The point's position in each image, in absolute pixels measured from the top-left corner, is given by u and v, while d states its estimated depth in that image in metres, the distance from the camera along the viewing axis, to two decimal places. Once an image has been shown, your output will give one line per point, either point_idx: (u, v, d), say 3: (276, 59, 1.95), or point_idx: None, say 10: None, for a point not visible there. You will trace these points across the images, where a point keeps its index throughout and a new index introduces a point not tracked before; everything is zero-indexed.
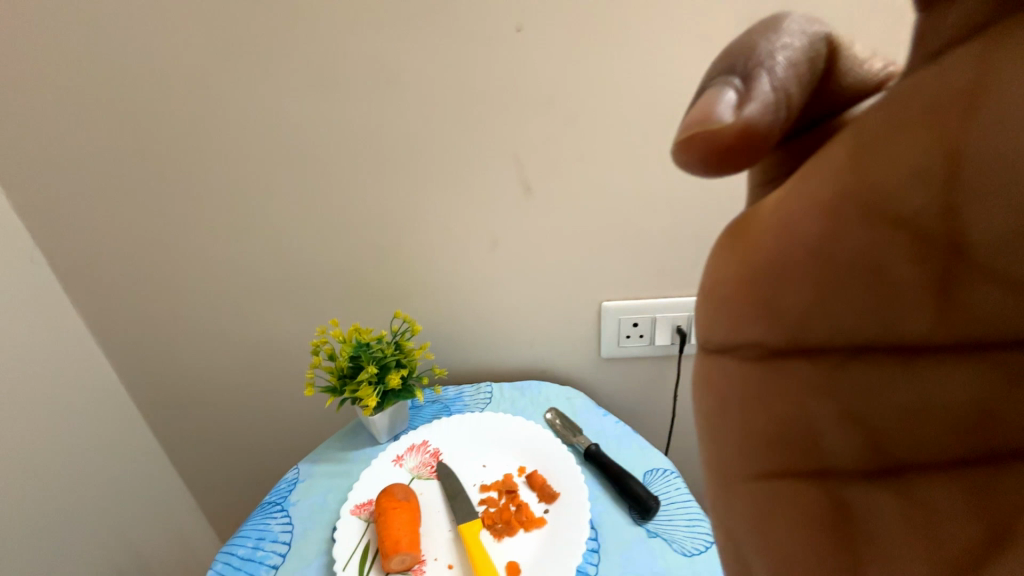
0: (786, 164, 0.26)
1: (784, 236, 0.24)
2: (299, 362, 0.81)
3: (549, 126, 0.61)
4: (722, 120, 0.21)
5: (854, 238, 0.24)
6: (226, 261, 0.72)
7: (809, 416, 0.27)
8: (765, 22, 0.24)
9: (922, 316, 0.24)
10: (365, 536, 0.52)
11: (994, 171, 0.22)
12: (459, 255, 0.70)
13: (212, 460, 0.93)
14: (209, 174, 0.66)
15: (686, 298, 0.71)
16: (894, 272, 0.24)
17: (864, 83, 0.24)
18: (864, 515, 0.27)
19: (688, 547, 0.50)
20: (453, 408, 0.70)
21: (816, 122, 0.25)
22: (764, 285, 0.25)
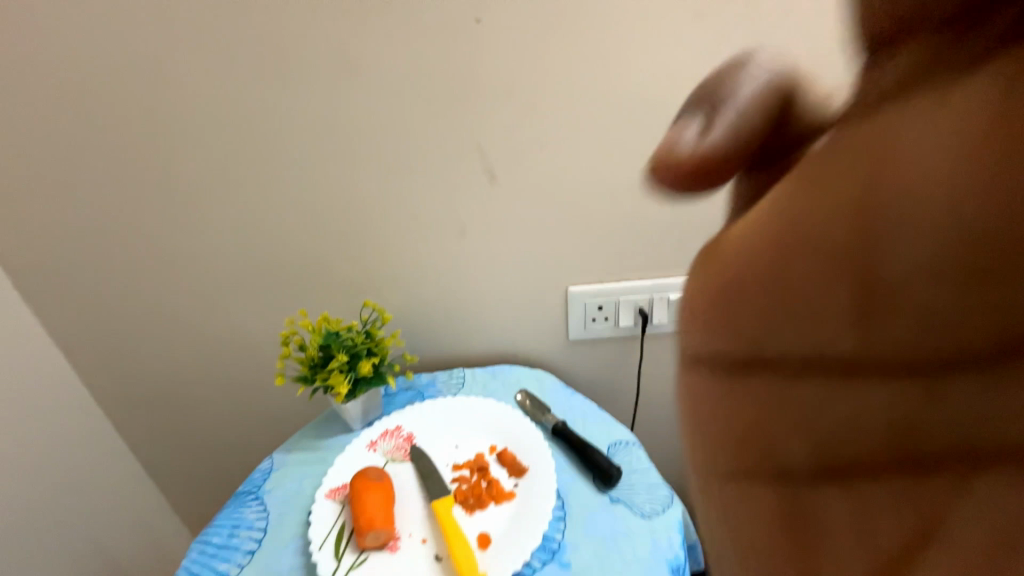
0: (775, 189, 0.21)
1: (727, 271, 0.20)
2: (270, 356, 0.80)
3: (510, 115, 0.63)
4: (683, 149, 0.21)
5: (784, 276, 0.18)
6: (189, 254, 0.71)
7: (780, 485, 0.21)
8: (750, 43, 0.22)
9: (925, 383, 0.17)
10: (341, 517, 0.53)
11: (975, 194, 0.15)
12: (428, 244, 0.72)
13: (183, 457, 0.92)
14: (169, 166, 0.65)
15: (646, 281, 0.75)
16: (832, 318, 0.17)
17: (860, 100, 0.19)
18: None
19: (647, 509, 0.54)
20: (426, 393, 0.72)
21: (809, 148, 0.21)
22: (712, 319, 0.20)
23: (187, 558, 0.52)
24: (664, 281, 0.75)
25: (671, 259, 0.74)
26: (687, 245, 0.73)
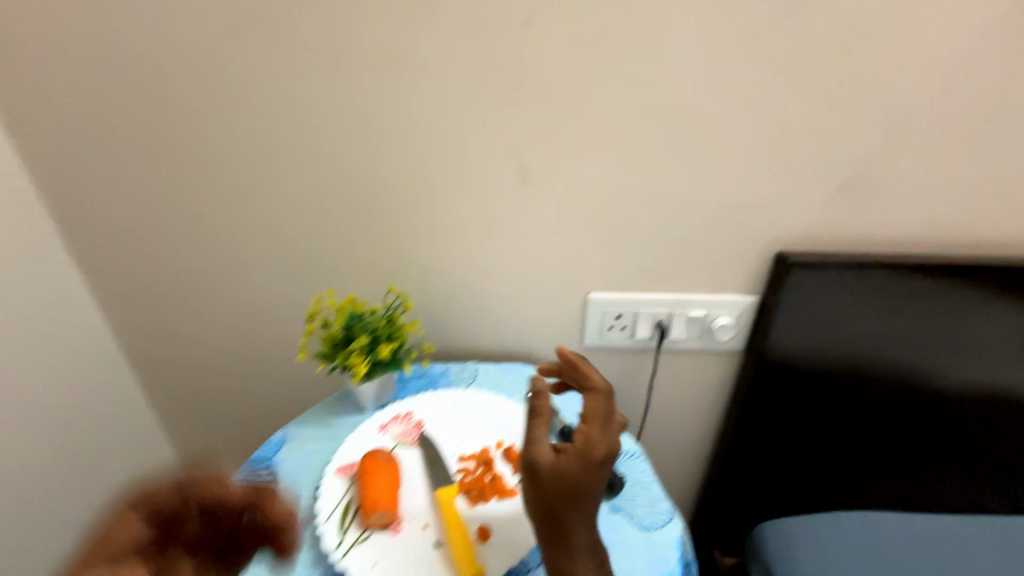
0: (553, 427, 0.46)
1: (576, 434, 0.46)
2: (289, 331, 0.83)
3: (549, 119, 0.63)
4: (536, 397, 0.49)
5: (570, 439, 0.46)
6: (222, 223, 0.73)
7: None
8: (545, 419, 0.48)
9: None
10: (347, 494, 0.55)
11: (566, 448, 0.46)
12: (453, 238, 0.72)
13: (194, 418, 0.95)
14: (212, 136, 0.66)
15: (668, 294, 0.75)
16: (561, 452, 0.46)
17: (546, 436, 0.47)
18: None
19: (647, 522, 0.54)
20: (439, 383, 0.73)
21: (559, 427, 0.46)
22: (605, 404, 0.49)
23: None
24: (685, 297, 0.75)
25: (695, 275, 0.74)
26: (711, 262, 0.73)
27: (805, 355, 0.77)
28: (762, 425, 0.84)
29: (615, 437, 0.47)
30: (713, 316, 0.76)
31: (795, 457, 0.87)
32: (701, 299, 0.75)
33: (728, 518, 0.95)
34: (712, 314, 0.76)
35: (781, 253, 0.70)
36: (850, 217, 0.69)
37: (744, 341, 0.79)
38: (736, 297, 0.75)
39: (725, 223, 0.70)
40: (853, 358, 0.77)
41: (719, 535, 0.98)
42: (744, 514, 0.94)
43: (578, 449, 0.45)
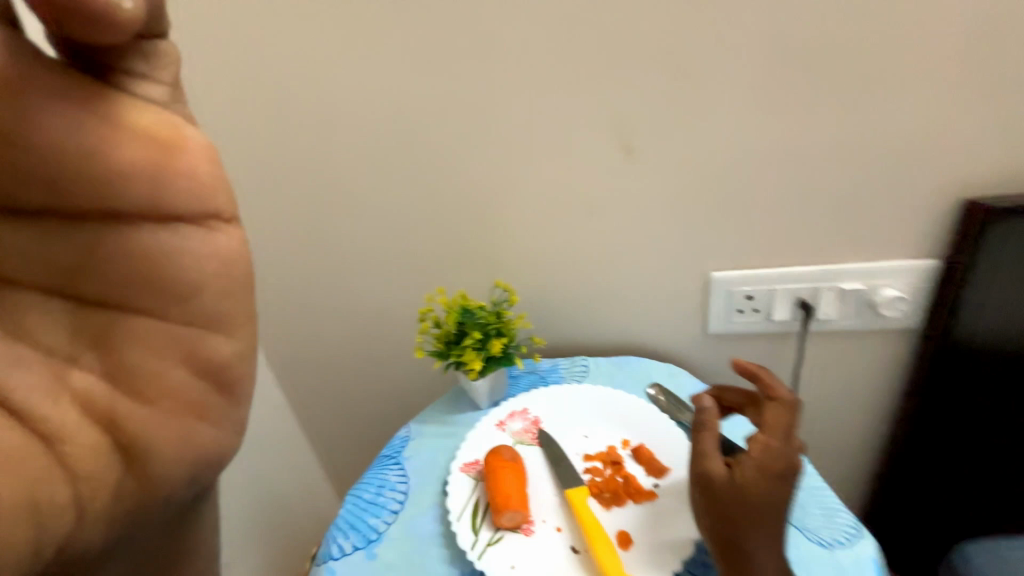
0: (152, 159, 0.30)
1: (131, 261, 0.31)
2: (391, 345, 0.82)
3: (656, 81, 0.55)
4: (181, 129, 0.31)
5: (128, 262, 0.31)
6: (320, 240, 0.71)
7: (197, 415, 0.35)
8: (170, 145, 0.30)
9: (116, 480, 0.32)
10: (475, 493, 0.53)
11: (119, 269, 0.31)
12: (553, 229, 0.67)
13: (312, 440, 0.98)
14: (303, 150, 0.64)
15: (813, 268, 0.63)
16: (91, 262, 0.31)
17: (202, 208, 0.32)
18: (225, 312, 0.34)
19: (826, 537, 0.45)
20: (550, 378, 0.70)
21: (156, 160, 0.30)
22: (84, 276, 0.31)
23: (343, 508, 0.56)
24: (838, 268, 0.62)
25: (849, 240, 0.61)
26: (871, 223, 0.60)
27: (1009, 329, 0.60)
28: (954, 422, 0.67)
29: (796, 451, 0.43)
30: (876, 288, 0.63)
31: (1001, 460, 0.68)
32: (859, 269, 0.62)
33: (910, 533, 0.78)
34: (875, 286, 0.63)
35: (969, 201, 0.56)
36: None
37: (921, 317, 0.64)
38: (907, 261, 0.61)
39: (889, 173, 0.57)
40: None
41: (897, 553, 0.81)
42: (933, 532, 0.76)
43: (749, 460, 0.42)
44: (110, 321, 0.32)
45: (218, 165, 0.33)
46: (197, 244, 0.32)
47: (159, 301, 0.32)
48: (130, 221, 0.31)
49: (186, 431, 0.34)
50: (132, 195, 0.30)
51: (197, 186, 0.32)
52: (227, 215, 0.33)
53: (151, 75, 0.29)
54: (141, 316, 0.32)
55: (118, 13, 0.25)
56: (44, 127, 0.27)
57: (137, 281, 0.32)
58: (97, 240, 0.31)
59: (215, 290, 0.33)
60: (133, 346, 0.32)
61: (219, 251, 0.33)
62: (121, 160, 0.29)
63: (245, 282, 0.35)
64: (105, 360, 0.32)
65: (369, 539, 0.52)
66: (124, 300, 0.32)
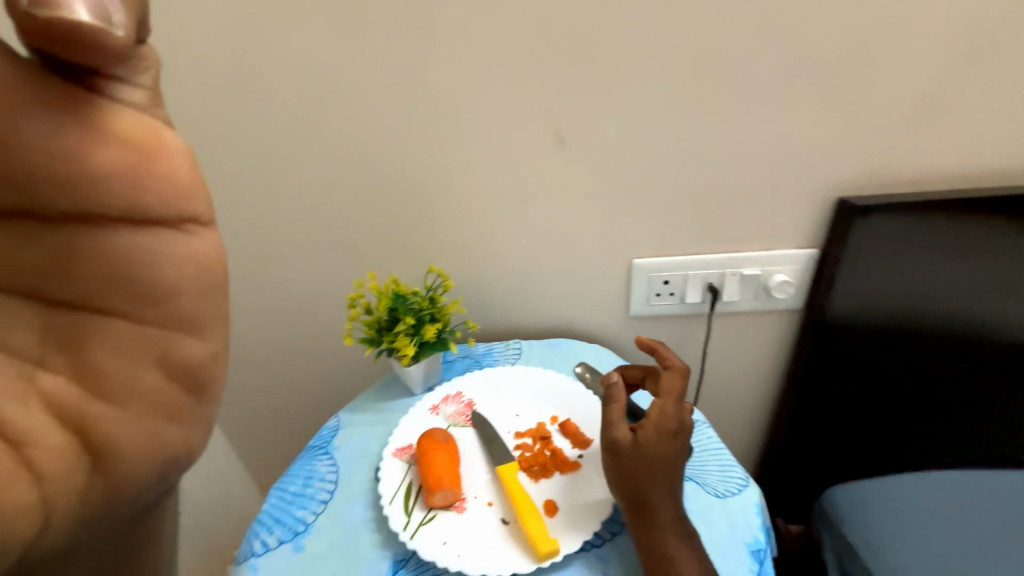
0: (123, 166, 0.29)
1: (100, 261, 0.31)
2: (321, 332, 0.79)
3: (582, 74, 0.58)
4: (166, 138, 0.30)
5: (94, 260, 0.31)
6: (249, 219, 0.69)
7: (168, 416, 0.35)
8: (148, 149, 0.29)
9: (84, 482, 0.33)
10: (408, 476, 0.54)
11: (93, 270, 0.31)
12: (488, 214, 0.68)
13: (234, 436, 0.92)
14: (232, 125, 0.62)
15: (718, 255, 0.70)
16: (47, 265, 0.31)
17: (181, 216, 0.32)
18: (200, 311, 0.34)
19: (721, 489, 0.52)
20: (484, 362, 0.71)
21: (130, 167, 0.29)
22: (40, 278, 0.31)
23: (266, 502, 0.54)
24: (739, 255, 0.70)
25: (748, 231, 0.69)
26: (766, 216, 0.68)
27: (867, 309, 0.72)
28: (825, 387, 0.79)
29: (687, 413, 0.49)
30: (770, 274, 0.72)
31: (859, 418, 0.81)
32: (756, 257, 0.70)
33: (791, 483, 0.91)
34: (769, 272, 0.71)
35: (841, 199, 0.65)
36: (919, 152, 0.63)
37: (803, 298, 0.74)
38: (794, 251, 0.70)
39: (781, 172, 0.64)
40: (924, 309, 0.71)
41: (782, 502, 0.94)
42: (808, 480, 0.90)
43: (648, 422, 0.47)
44: (78, 326, 0.32)
45: (198, 166, 0.32)
46: (169, 247, 0.32)
47: (136, 302, 0.32)
48: (104, 225, 0.30)
49: (153, 433, 0.35)
50: (106, 203, 0.29)
51: (176, 191, 0.31)
52: (204, 217, 0.33)
53: (129, 79, 0.28)
54: (115, 317, 0.32)
55: (108, 39, 0.25)
56: (28, 133, 0.27)
57: (109, 278, 0.31)
58: (69, 240, 0.30)
59: (191, 292, 0.33)
60: (102, 347, 0.32)
61: (196, 254, 0.33)
62: (97, 164, 0.28)
63: (221, 284, 0.35)
64: (70, 362, 0.32)
65: (295, 531, 0.51)
66: (103, 300, 0.32)
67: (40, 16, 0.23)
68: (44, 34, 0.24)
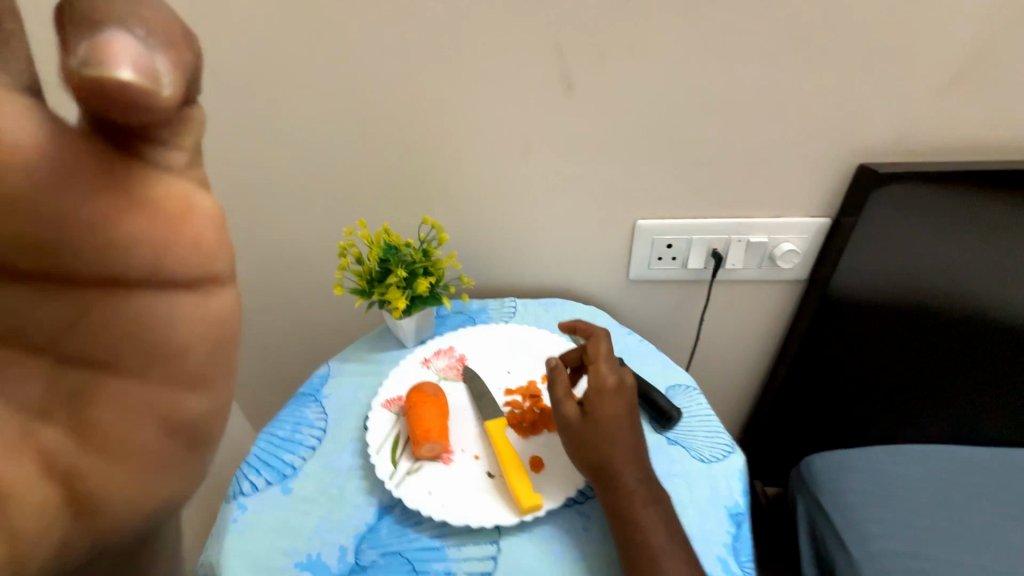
0: (144, 234, 0.25)
1: (102, 322, 0.28)
2: (314, 281, 0.77)
3: (599, 9, 0.53)
4: (197, 201, 0.26)
5: (99, 318, 0.27)
6: (234, 159, 0.65)
7: (163, 471, 0.32)
8: (172, 218, 0.25)
9: (60, 534, 0.30)
10: (396, 427, 0.54)
11: (98, 329, 0.28)
12: (488, 165, 0.64)
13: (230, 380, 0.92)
14: (211, 49, 0.56)
15: (727, 220, 0.67)
16: (50, 322, 0.27)
17: (201, 280, 0.28)
18: (208, 370, 0.30)
19: (707, 455, 0.52)
20: (478, 319, 0.70)
21: (151, 235, 0.25)
22: (61, 336, 0.28)
23: (255, 446, 0.54)
24: (748, 221, 0.67)
25: (761, 196, 0.65)
26: (783, 181, 0.64)
27: (872, 287, 0.70)
28: (821, 360, 0.78)
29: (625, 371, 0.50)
30: (777, 242, 0.69)
31: (850, 393, 0.82)
32: (765, 224, 0.67)
33: (775, 449, 0.94)
34: (777, 240, 0.69)
35: (863, 166, 0.61)
36: (956, 117, 0.58)
37: (808, 270, 0.72)
38: (805, 219, 0.67)
39: (804, 133, 0.60)
40: (930, 287, 0.69)
41: (763, 466, 0.97)
42: (791, 447, 0.92)
43: (592, 395, 0.48)
44: (90, 383, 0.29)
45: (227, 233, 0.28)
46: (185, 308, 0.28)
47: (147, 361, 0.29)
48: (113, 280, 0.27)
49: (148, 490, 0.32)
50: (125, 259, 0.26)
51: (197, 254, 0.27)
52: (226, 279, 0.29)
53: (171, 140, 0.24)
54: (116, 377, 0.29)
55: (154, 101, 0.21)
56: (46, 190, 0.23)
57: (118, 338, 0.28)
58: (76, 301, 0.27)
59: (201, 348, 0.29)
60: (109, 408, 0.29)
61: (209, 315, 0.29)
62: (124, 230, 0.25)
63: (233, 342, 0.31)
64: (66, 426, 0.29)
65: (284, 474, 0.51)
66: (110, 359, 0.28)
67: (86, 74, 0.20)
68: (91, 98, 0.20)
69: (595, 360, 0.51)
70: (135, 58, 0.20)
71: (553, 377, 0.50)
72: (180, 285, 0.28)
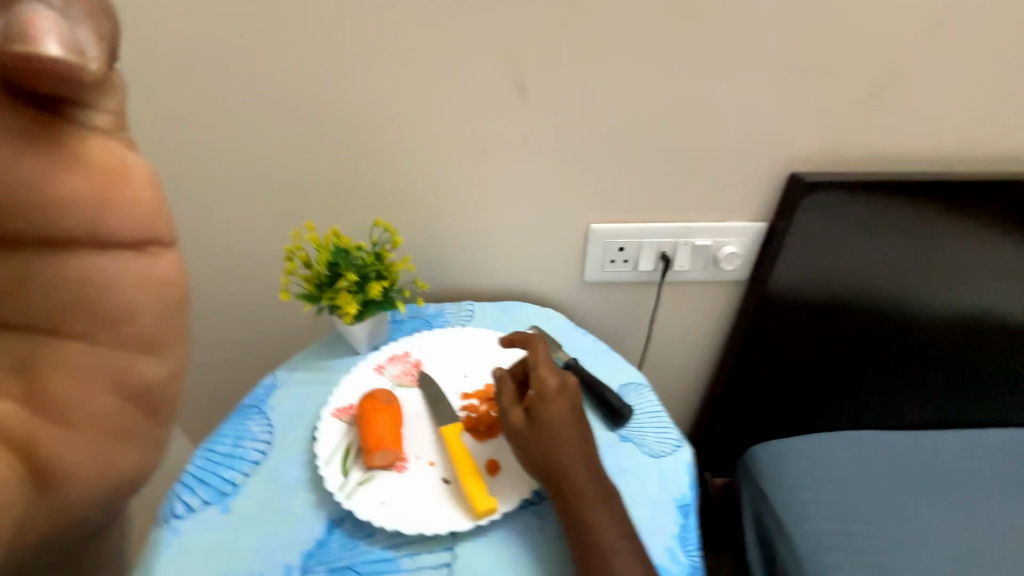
0: (80, 189, 0.30)
1: (57, 289, 0.32)
2: (260, 287, 0.73)
3: (548, 18, 0.54)
4: (128, 162, 0.31)
5: (54, 286, 0.32)
6: (168, 157, 0.61)
7: (118, 440, 0.36)
8: (107, 176, 0.30)
9: (22, 507, 0.34)
10: (347, 436, 0.52)
11: (54, 299, 0.32)
12: (442, 167, 0.64)
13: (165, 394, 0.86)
14: (144, 36, 0.53)
15: (674, 224, 0.70)
16: (11, 295, 0.31)
17: (143, 236, 0.33)
18: (159, 332, 0.35)
19: (657, 450, 0.54)
20: (435, 323, 0.69)
21: (88, 194, 0.30)
22: (15, 306, 0.32)
23: (191, 463, 0.51)
24: (693, 226, 0.71)
25: (705, 201, 0.69)
26: (724, 187, 0.68)
27: (805, 287, 0.75)
28: (761, 356, 0.84)
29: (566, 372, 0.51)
30: (720, 245, 0.73)
31: (787, 386, 0.88)
32: (709, 228, 0.71)
33: (723, 441, 0.99)
34: (720, 243, 0.73)
35: (794, 175, 0.66)
36: (871, 132, 0.64)
37: (748, 271, 0.77)
38: (745, 223, 0.71)
39: (741, 143, 0.64)
40: (851, 285, 0.75)
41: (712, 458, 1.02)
42: (737, 439, 0.98)
43: (535, 399, 0.48)
44: (36, 350, 0.33)
45: (160, 191, 0.34)
46: (129, 267, 0.33)
47: (96, 324, 0.33)
48: (73, 248, 0.31)
49: (106, 457, 0.36)
50: (73, 223, 0.30)
51: (141, 213, 0.32)
52: (168, 241, 0.35)
53: (95, 104, 0.30)
54: (70, 342, 0.33)
55: (82, 72, 0.27)
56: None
57: (69, 304, 0.32)
58: (23, 271, 0.31)
59: (151, 311, 0.34)
60: (62, 375, 0.33)
61: (153, 276, 0.34)
62: (68, 191, 0.29)
63: (180, 304, 0.36)
64: (19, 390, 0.33)
65: (222, 492, 0.48)
66: (58, 326, 0.33)
67: (9, 48, 0.25)
68: (18, 66, 0.25)
69: (535, 365, 0.51)
70: (59, 31, 0.25)
71: (499, 386, 0.51)
72: (129, 248, 0.33)
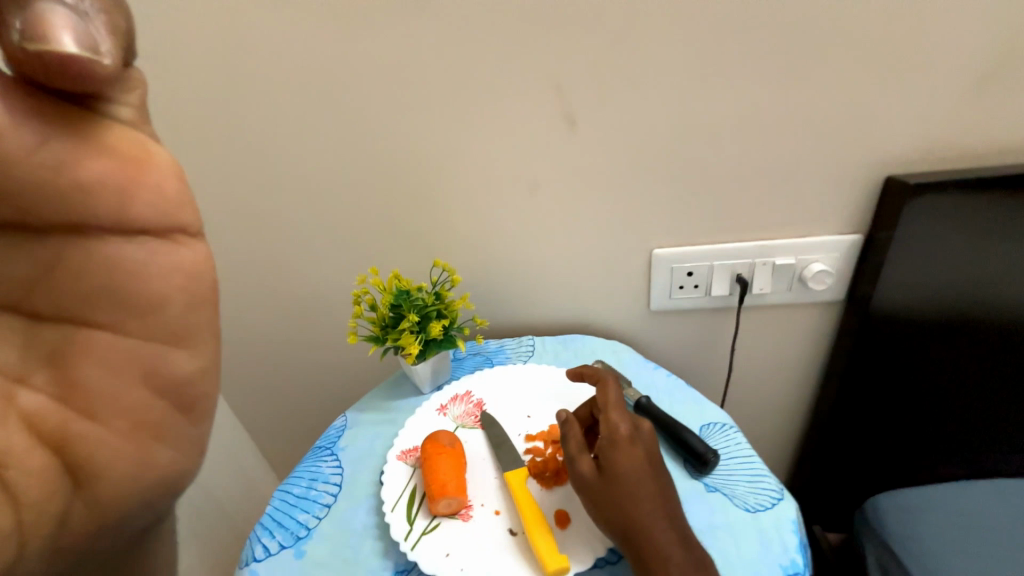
0: (111, 174, 0.30)
1: (93, 274, 0.33)
2: (332, 330, 0.77)
3: (595, 49, 0.53)
4: (157, 149, 0.32)
5: (92, 274, 0.33)
6: (253, 218, 0.67)
7: (154, 438, 0.37)
8: (135, 163, 0.31)
9: (64, 502, 0.35)
10: (412, 480, 0.51)
11: (89, 287, 0.33)
12: (497, 204, 0.65)
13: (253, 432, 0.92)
14: (233, 115, 0.60)
15: (748, 244, 0.64)
16: (55, 284, 0.33)
17: (173, 225, 0.33)
18: (187, 322, 0.36)
19: (752, 503, 0.47)
20: (495, 360, 0.68)
21: (116, 181, 0.30)
22: (55, 293, 0.33)
23: (270, 505, 0.53)
24: (771, 244, 0.64)
25: (783, 216, 0.62)
26: (805, 199, 0.61)
27: (921, 305, 0.64)
28: (873, 388, 0.71)
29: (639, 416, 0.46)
30: (806, 263, 0.65)
31: (912, 424, 0.74)
32: (791, 245, 0.64)
33: (830, 488, 0.85)
34: (805, 261, 0.65)
35: (893, 179, 0.57)
36: (986, 122, 0.55)
37: (845, 290, 0.67)
38: (834, 237, 0.63)
39: (821, 151, 0.58)
40: (986, 302, 0.63)
41: (818, 508, 0.88)
42: (849, 486, 0.83)
43: (607, 448, 0.44)
44: (69, 339, 0.34)
45: (186, 182, 0.33)
46: (152, 252, 0.33)
47: (122, 313, 0.34)
48: (95, 233, 0.32)
49: (144, 453, 0.37)
50: (98, 210, 0.31)
51: (162, 203, 0.32)
52: (194, 231, 0.35)
53: (117, 98, 0.29)
54: (100, 332, 0.34)
55: (97, 67, 0.27)
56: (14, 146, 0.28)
57: (96, 291, 0.33)
58: (58, 257, 0.32)
59: (177, 301, 0.35)
60: (89, 362, 0.34)
61: (181, 265, 0.34)
62: (89, 177, 0.30)
63: (208, 296, 0.36)
64: (55, 381, 0.34)
65: (297, 536, 0.49)
66: (91, 317, 0.34)
67: (31, 49, 0.25)
68: (37, 65, 0.26)
69: (605, 408, 0.47)
70: (74, 29, 0.25)
71: (566, 430, 0.47)
72: (165, 243, 0.34)
